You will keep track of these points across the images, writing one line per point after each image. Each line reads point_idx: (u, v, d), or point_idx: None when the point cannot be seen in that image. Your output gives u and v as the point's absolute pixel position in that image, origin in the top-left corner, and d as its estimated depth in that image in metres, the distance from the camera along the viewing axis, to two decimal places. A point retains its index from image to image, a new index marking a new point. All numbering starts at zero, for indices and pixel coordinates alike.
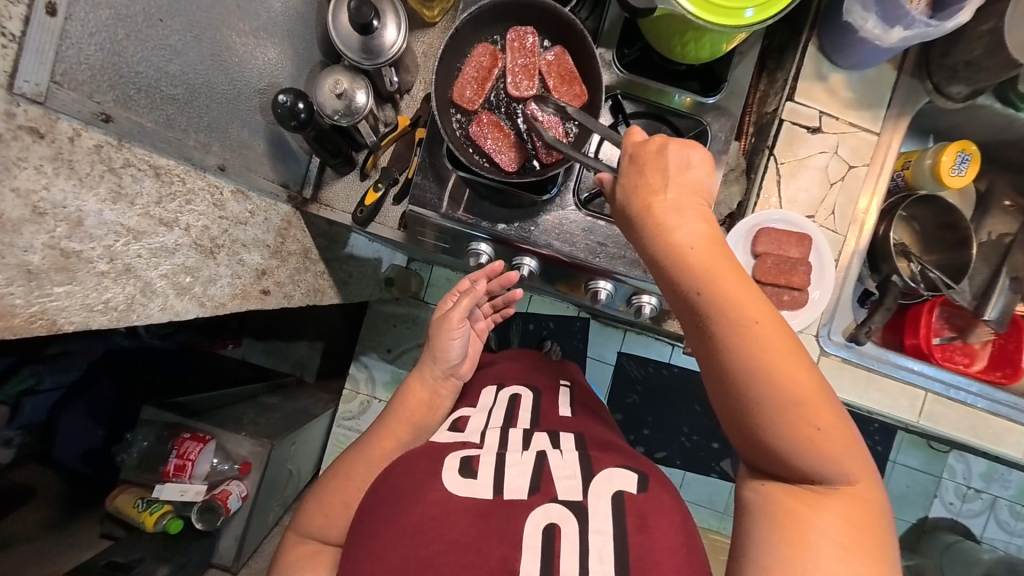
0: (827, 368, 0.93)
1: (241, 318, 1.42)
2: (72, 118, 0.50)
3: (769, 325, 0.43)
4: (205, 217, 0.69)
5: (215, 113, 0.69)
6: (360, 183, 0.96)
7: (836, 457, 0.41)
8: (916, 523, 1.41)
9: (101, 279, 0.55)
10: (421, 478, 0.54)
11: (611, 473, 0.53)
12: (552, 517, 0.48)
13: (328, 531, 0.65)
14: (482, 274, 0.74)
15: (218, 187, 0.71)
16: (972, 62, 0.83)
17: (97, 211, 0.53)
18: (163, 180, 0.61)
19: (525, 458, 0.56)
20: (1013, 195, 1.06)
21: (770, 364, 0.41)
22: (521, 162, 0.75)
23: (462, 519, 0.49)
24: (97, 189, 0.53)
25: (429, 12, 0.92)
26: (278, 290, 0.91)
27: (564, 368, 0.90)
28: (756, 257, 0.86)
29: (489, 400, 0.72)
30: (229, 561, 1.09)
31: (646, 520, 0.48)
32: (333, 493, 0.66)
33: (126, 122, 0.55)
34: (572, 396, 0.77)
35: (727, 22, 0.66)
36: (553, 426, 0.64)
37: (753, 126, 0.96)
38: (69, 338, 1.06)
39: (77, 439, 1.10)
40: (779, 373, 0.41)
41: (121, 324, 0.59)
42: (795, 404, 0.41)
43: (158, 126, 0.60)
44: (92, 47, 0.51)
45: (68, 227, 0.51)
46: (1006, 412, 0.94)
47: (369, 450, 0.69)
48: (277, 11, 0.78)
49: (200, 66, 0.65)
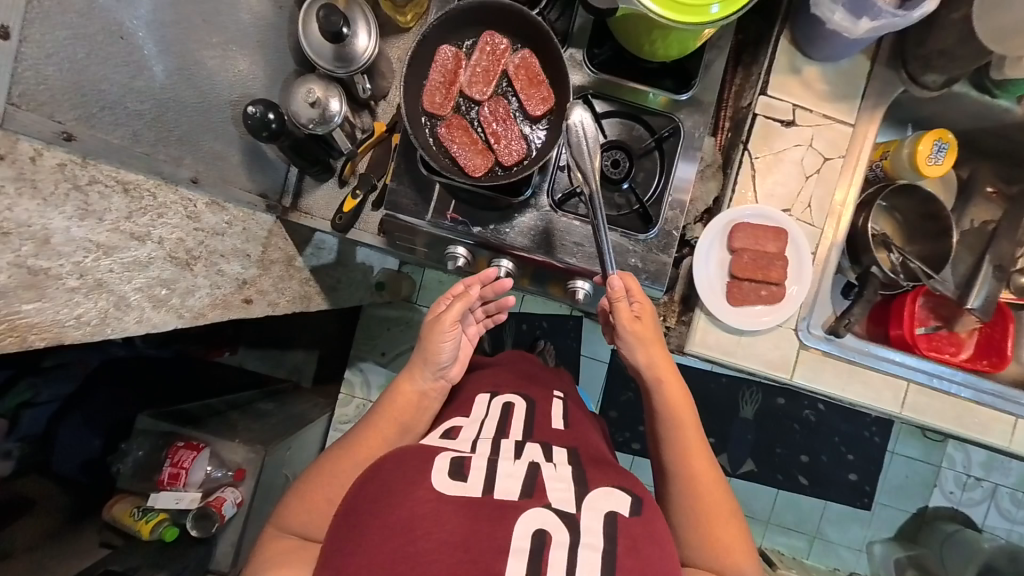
0: (808, 362, 0.89)
1: (235, 325, 1.37)
2: (32, 138, 0.49)
3: (701, 450, 0.65)
4: (179, 230, 0.69)
5: (186, 126, 0.69)
6: (338, 191, 0.95)
7: (738, 547, 0.61)
8: (917, 513, 1.39)
9: (71, 295, 0.56)
10: (410, 473, 0.52)
11: (608, 491, 0.53)
12: (544, 524, 0.47)
13: (309, 527, 0.65)
14: (475, 278, 0.74)
15: (191, 201, 0.69)
16: (946, 51, 0.82)
17: (64, 228, 0.53)
18: (133, 195, 0.60)
19: (518, 467, 0.54)
20: (996, 181, 1.04)
21: (699, 472, 0.64)
22: (488, 168, 0.76)
23: (451, 519, 0.47)
24: (63, 207, 0.53)
25: (402, 18, 0.92)
26: (261, 298, 0.91)
27: (556, 378, 0.90)
28: (733, 253, 0.88)
29: (483, 411, 0.70)
30: (227, 566, 1.07)
31: (637, 544, 0.49)
32: (315, 489, 0.66)
33: (90, 140, 0.55)
34: (566, 409, 0.76)
35: (692, 19, 0.65)
36: (549, 440, 0.64)
37: (730, 121, 0.98)
38: (64, 351, 1.07)
39: (75, 450, 1.11)
40: (706, 481, 0.63)
41: (96, 337, 0.61)
42: (704, 492, 0.63)
43: (126, 142, 0.60)
44: (50, 67, 0.51)
45: (35, 245, 0.51)
46: (990, 401, 0.92)
47: (355, 448, 0.69)
48: (247, 23, 0.77)
49: (167, 82, 0.65)
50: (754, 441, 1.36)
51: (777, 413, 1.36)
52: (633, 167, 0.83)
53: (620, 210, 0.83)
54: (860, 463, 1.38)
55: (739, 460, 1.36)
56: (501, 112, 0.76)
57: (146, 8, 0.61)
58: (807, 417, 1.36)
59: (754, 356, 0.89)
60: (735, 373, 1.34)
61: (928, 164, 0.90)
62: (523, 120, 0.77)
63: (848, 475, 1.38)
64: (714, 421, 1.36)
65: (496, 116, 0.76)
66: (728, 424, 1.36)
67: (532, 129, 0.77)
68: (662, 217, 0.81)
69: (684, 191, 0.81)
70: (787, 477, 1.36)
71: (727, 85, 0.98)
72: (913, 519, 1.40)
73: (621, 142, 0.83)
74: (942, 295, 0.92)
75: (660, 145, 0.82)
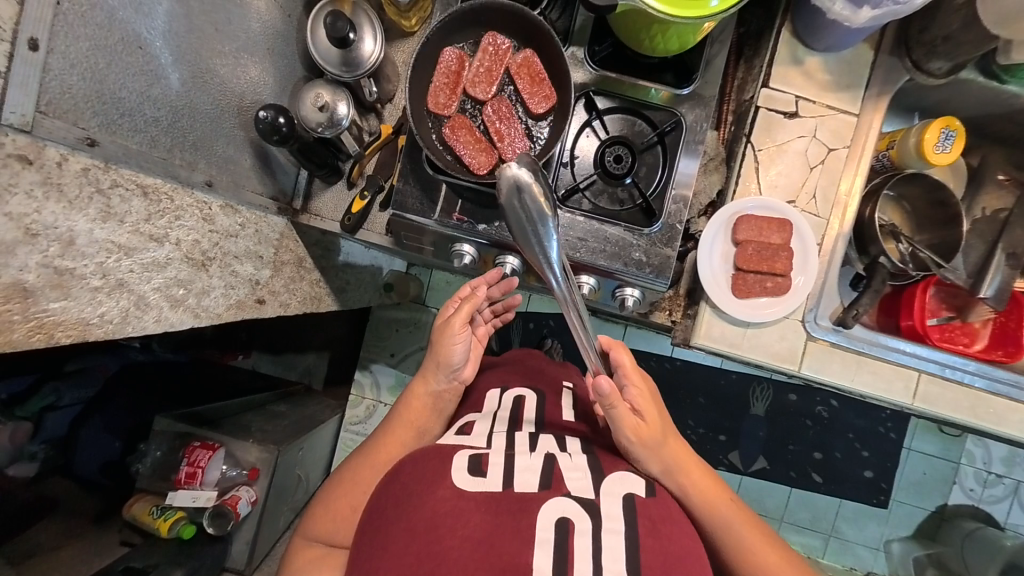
0: (815, 353, 0.89)
1: (250, 330, 1.40)
2: (58, 144, 0.52)
3: (717, 491, 0.64)
4: (195, 232, 0.72)
5: (200, 132, 0.72)
6: (348, 193, 0.99)
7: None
8: (936, 512, 1.37)
9: (95, 294, 0.58)
10: (429, 476, 0.53)
11: (623, 477, 0.56)
12: (565, 513, 0.48)
13: (335, 535, 0.67)
14: (481, 280, 0.76)
15: (207, 203, 0.73)
16: (949, 37, 0.82)
17: (88, 231, 0.55)
18: (152, 198, 0.63)
19: (534, 460, 0.56)
20: (1008, 168, 1.03)
21: (721, 512, 0.63)
22: (493, 165, 0.77)
23: (474, 516, 0.48)
24: (86, 209, 0.55)
25: (407, 22, 0.94)
26: (273, 299, 0.93)
27: (567, 372, 0.91)
28: (737, 245, 0.88)
29: (494, 404, 0.72)
30: (241, 564, 1.12)
31: (656, 525, 0.50)
32: (338, 498, 0.68)
33: (111, 145, 0.58)
34: (576, 400, 0.78)
35: (690, 13, 0.66)
36: (560, 430, 0.66)
37: (733, 114, 0.99)
38: (85, 354, 1.12)
39: (96, 453, 1.13)
40: (731, 519, 0.63)
41: (116, 336, 0.62)
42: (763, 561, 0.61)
43: (144, 148, 0.63)
44: (74, 78, 0.53)
45: (61, 246, 0.53)
46: (1006, 391, 0.90)
47: (373, 454, 0.70)
48: (256, 31, 0.80)
49: (181, 89, 0.67)
50: (766, 438, 1.35)
51: (788, 408, 1.35)
52: (636, 162, 0.84)
53: (623, 205, 0.84)
54: (875, 459, 1.36)
55: (749, 456, 1.36)
56: (502, 111, 0.78)
57: (162, 19, 0.63)
58: (820, 413, 1.35)
59: (759, 348, 0.89)
60: (745, 369, 1.33)
61: (936, 152, 0.89)
62: (526, 118, 0.79)
63: (863, 472, 1.36)
64: (723, 415, 1.35)
65: (498, 115, 0.78)
66: (738, 420, 1.35)
67: (533, 127, 0.79)
68: (665, 210, 0.82)
69: (687, 186, 0.82)
70: (800, 474, 1.35)
71: (729, 79, 0.99)
72: (933, 518, 1.38)
73: (624, 137, 0.84)
74: (954, 285, 0.94)
75: (662, 140, 0.83)
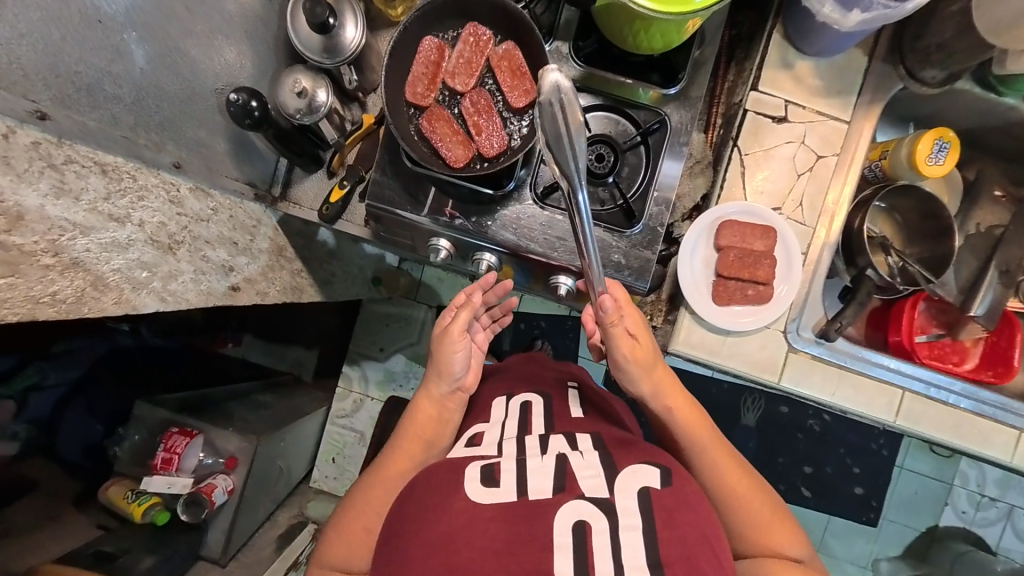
0: (796, 365, 0.86)
1: (241, 318, 1.40)
2: (5, 116, 0.46)
3: (688, 408, 0.62)
4: (161, 214, 0.67)
5: (168, 112, 0.68)
6: (328, 182, 0.96)
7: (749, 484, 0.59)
8: (927, 532, 1.33)
9: (46, 272, 0.53)
10: (443, 489, 0.50)
11: (635, 469, 0.50)
12: (581, 514, 0.45)
13: (349, 561, 0.62)
14: (475, 285, 0.70)
15: (175, 184, 0.68)
16: (943, 45, 0.78)
17: (38, 207, 0.50)
18: (112, 177, 0.57)
19: (545, 462, 0.51)
20: (1005, 186, 0.99)
21: (690, 426, 0.61)
22: (469, 159, 0.75)
23: (493, 526, 0.45)
24: (36, 184, 0.50)
25: (393, 11, 0.91)
26: (250, 287, 0.89)
27: (571, 368, 0.83)
28: (719, 250, 0.85)
29: (501, 413, 0.65)
30: (217, 553, 1.07)
31: (672, 514, 0.46)
32: (349, 521, 0.63)
33: (65, 121, 0.52)
34: (581, 394, 0.72)
35: (676, 8, 0.63)
36: (569, 428, 0.59)
37: (723, 117, 0.96)
38: (72, 337, 1.12)
39: (77, 435, 1.12)
40: (698, 432, 0.61)
41: (70, 317, 0.58)
42: (732, 473, 0.59)
43: (102, 125, 0.57)
44: (23, 47, 0.48)
45: (7, 222, 0.48)
46: (992, 412, 0.86)
47: (384, 472, 0.65)
48: (233, 13, 0.77)
49: (147, 66, 0.62)
50: (756, 449, 1.31)
51: (781, 421, 1.31)
52: (618, 161, 0.81)
53: (604, 205, 0.81)
54: (867, 476, 1.32)
55: None
56: (479, 102, 0.76)
57: None
58: (812, 426, 1.31)
59: (742, 357, 0.86)
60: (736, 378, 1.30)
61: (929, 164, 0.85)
62: (505, 111, 0.76)
63: (854, 488, 1.32)
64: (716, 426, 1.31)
65: (477, 107, 0.75)
66: (729, 431, 1.31)
67: (513, 121, 0.76)
68: (646, 212, 0.79)
69: (670, 188, 0.79)
70: (789, 487, 1.31)
71: (718, 83, 0.96)
72: (924, 538, 1.34)
73: (606, 136, 0.82)
74: (943, 301, 0.89)
75: (647, 139, 0.81)
